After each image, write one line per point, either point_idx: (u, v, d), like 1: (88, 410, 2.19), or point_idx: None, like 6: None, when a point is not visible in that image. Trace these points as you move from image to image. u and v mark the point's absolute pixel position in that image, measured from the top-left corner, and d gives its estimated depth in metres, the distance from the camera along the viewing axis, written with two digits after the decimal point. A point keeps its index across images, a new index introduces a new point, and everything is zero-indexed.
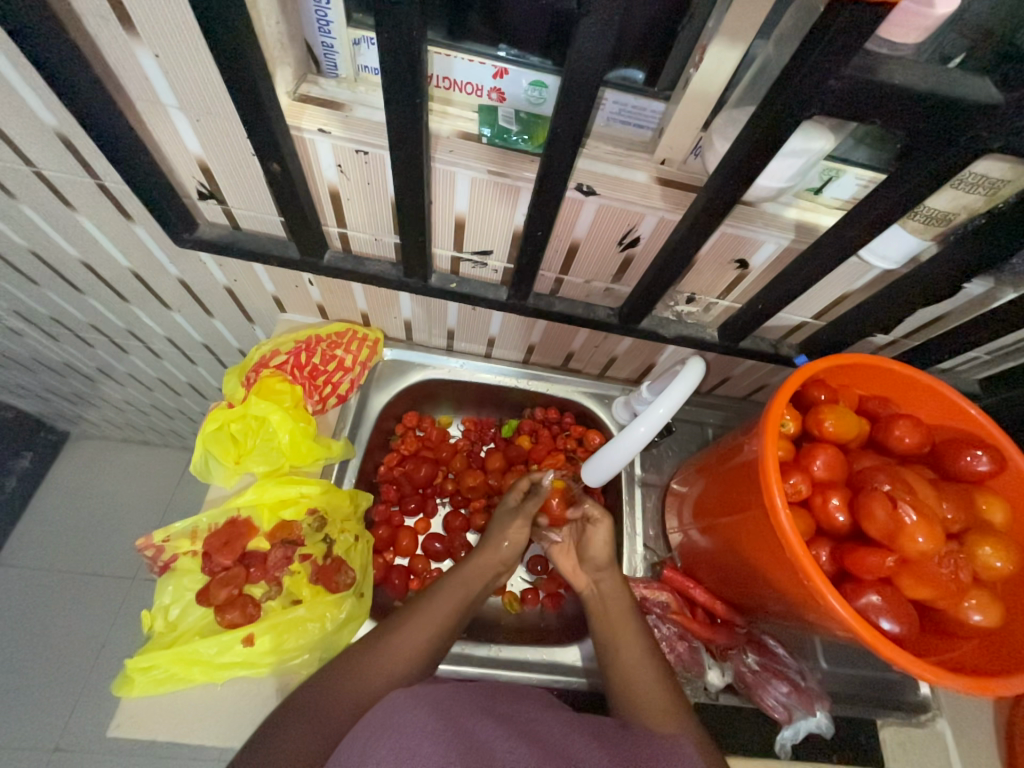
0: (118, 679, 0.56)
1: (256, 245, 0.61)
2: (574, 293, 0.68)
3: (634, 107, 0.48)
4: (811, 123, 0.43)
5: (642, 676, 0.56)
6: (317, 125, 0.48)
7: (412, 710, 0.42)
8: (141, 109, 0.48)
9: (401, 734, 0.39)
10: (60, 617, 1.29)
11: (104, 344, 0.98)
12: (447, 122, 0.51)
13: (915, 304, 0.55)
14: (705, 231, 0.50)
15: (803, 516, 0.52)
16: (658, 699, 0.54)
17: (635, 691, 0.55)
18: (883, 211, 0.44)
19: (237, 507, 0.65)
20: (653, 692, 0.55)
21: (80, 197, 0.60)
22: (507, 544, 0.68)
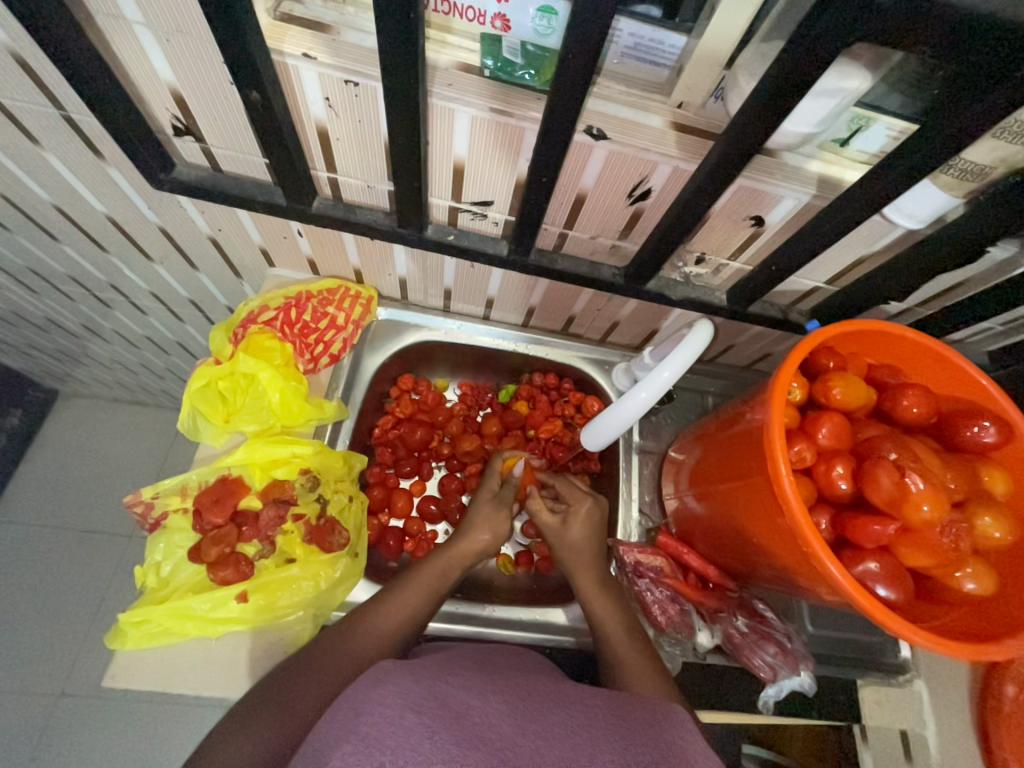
0: (112, 632, 0.56)
1: (239, 190, 0.57)
2: (578, 250, 0.65)
3: (650, 41, 0.43)
4: (846, 58, 0.39)
5: (627, 653, 0.58)
6: (301, 49, 0.43)
7: (404, 669, 0.42)
8: (104, 26, 0.43)
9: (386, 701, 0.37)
10: (61, 571, 1.31)
11: (87, 298, 0.94)
12: (445, 53, 0.46)
13: (936, 268, 0.52)
14: (721, 182, 0.46)
15: (805, 484, 0.51)
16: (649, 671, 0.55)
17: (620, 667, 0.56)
18: (915, 163, 0.41)
19: (227, 465, 0.64)
20: (641, 666, 0.56)
21: (45, 131, 0.55)
22: (488, 534, 0.68)
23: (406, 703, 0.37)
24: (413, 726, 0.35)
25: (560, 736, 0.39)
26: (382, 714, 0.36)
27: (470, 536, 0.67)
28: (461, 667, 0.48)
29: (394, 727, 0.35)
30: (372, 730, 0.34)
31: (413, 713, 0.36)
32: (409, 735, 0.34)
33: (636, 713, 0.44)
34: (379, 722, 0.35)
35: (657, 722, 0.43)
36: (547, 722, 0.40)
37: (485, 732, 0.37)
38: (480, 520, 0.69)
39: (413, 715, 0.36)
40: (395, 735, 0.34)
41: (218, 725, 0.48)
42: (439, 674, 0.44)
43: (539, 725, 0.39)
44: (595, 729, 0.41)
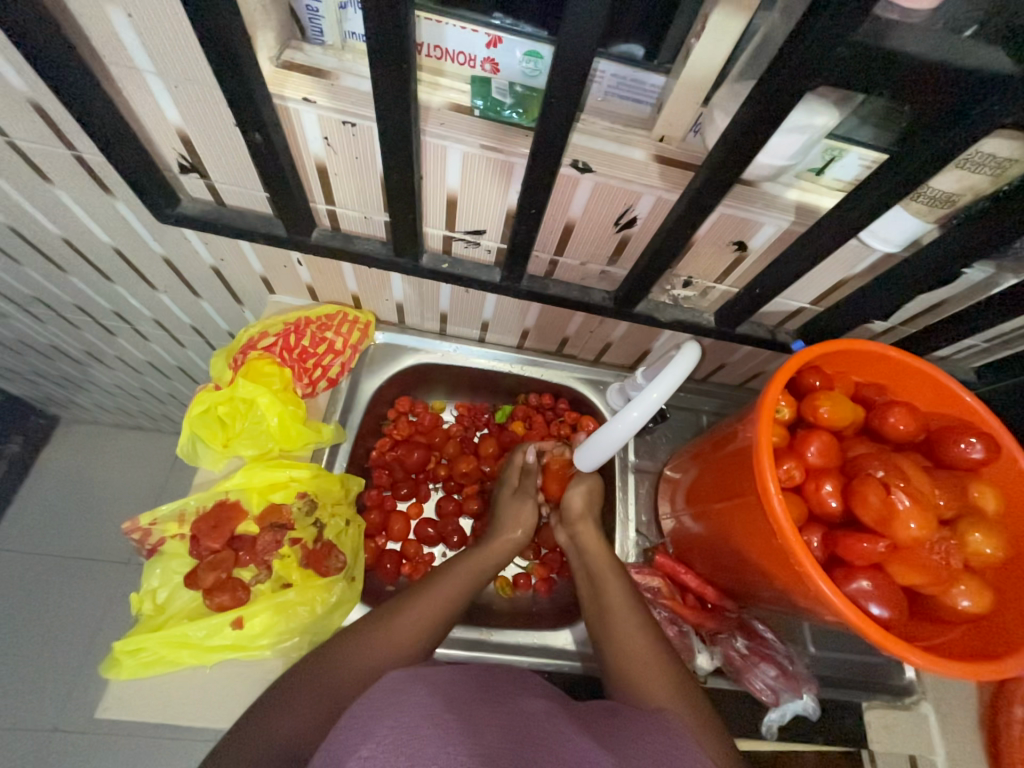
0: (106, 661, 0.56)
1: (242, 222, 0.59)
2: (569, 275, 0.67)
3: (632, 81, 0.46)
4: (814, 97, 0.41)
5: (637, 657, 0.55)
6: (301, 94, 0.46)
7: (417, 679, 0.43)
8: (116, 76, 0.46)
9: (404, 713, 0.39)
10: (56, 600, 1.29)
11: (91, 326, 0.96)
12: (438, 94, 0.49)
13: (915, 289, 0.54)
14: (703, 211, 0.49)
15: (796, 503, 0.51)
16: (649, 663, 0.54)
17: (629, 674, 0.54)
18: (885, 192, 0.43)
19: (225, 490, 0.64)
20: (653, 674, 0.53)
21: (57, 170, 0.58)
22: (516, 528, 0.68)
23: (422, 714, 0.39)
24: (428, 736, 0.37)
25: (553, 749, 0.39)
26: (397, 725, 0.38)
27: (502, 539, 0.67)
28: (467, 674, 0.48)
29: (411, 735, 0.37)
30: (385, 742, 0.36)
31: (429, 726, 0.38)
32: (424, 746, 0.36)
33: (626, 731, 0.45)
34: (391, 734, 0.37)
35: (649, 735, 0.45)
36: (543, 739, 0.40)
37: (491, 744, 0.38)
38: (516, 521, 0.69)
39: (429, 728, 0.37)
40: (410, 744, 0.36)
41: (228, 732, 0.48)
42: (459, 683, 0.44)
43: (535, 744, 0.39)
44: (587, 743, 0.40)
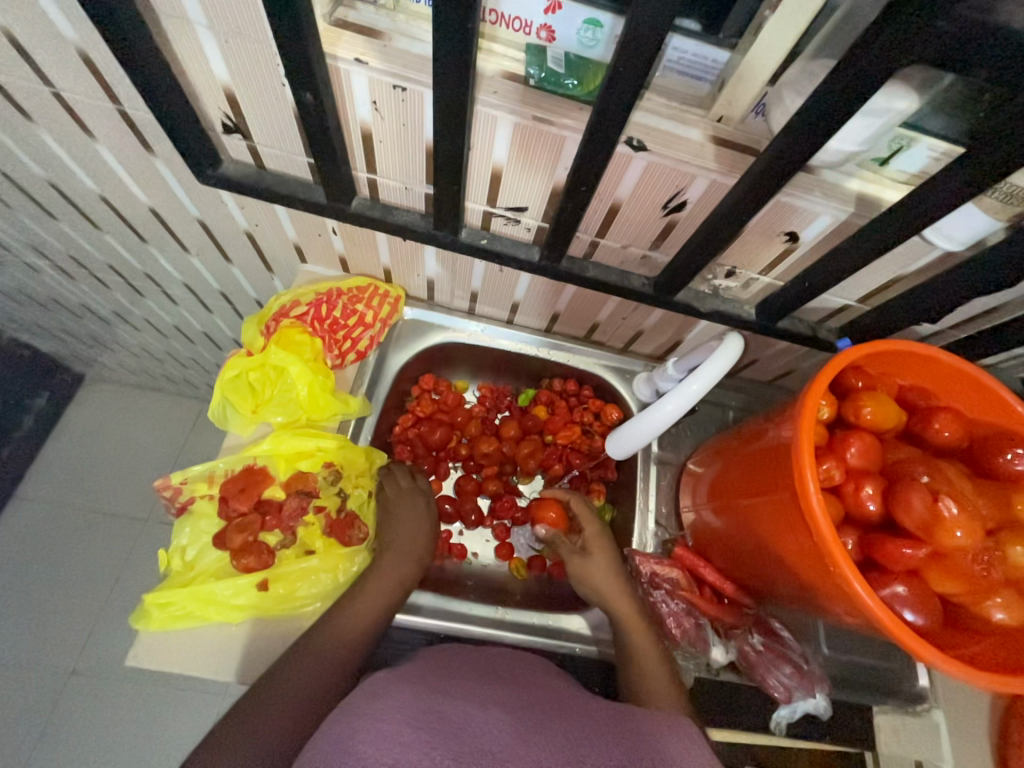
0: (136, 613, 0.57)
1: (280, 187, 0.59)
2: (608, 258, 0.65)
3: (695, 57, 0.44)
4: (895, 79, 0.39)
5: (657, 673, 0.58)
6: (353, 54, 0.44)
7: (400, 683, 0.45)
8: (168, 27, 0.45)
9: (383, 723, 0.38)
10: (78, 551, 1.34)
11: (121, 286, 0.96)
12: (491, 61, 0.47)
13: (974, 291, 0.51)
14: (759, 198, 0.47)
15: (834, 503, 0.50)
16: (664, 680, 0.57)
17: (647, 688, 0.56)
18: (963, 184, 0.41)
19: (254, 456, 0.65)
20: (663, 683, 0.56)
21: (101, 125, 0.57)
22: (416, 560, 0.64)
23: (401, 720, 0.39)
24: (412, 742, 0.37)
25: (563, 746, 0.40)
26: (378, 731, 0.38)
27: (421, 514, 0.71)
28: (465, 679, 0.49)
29: (393, 742, 0.37)
30: (367, 748, 0.36)
31: (410, 728, 0.38)
32: (407, 749, 0.36)
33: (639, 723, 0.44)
34: (375, 739, 0.37)
35: (664, 736, 0.43)
36: (549, 733, 0.41)
37: (487, 745, 0.38)
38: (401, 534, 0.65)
39: (410, 731, 0.38)
40: (393, 748, 0.36)
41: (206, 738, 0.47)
42: (440, 693, 0.45)
43: (546, 740, 0.40)
44: (602, 745, 0.41)
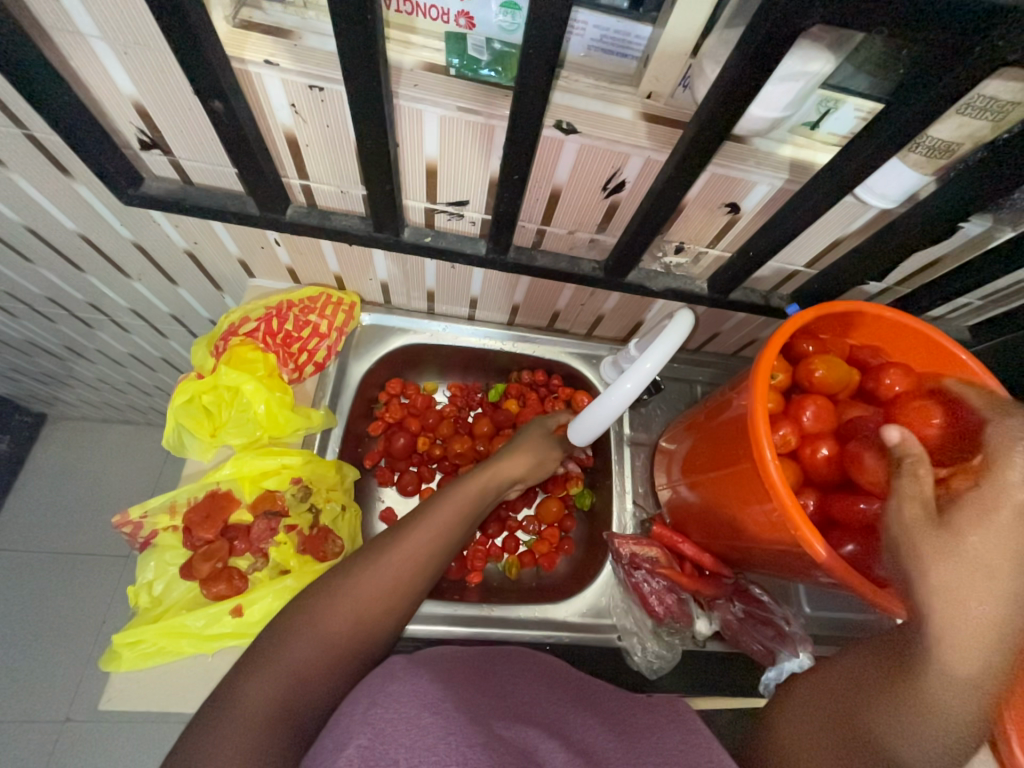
0: (106, 655, 0.56)
1: (211, 201, 0.56)
2: (557, 245, 0.65)
3: (616, 34, 0.43)
4: (809, 40, 0.39)
5: None
6: (262, 56, 0.42)
7: (419, 669, 0.43)
8: (59, 42, 0.42)
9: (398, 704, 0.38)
10: (60, 595, 1.29)
11: (67, 319, 0.92)
12: (409, 54, 0.46)
13: (911, 246, 0.52)
14: (693, 171, 0.46)
15: (791, 468, 0.52)
16: None
17: None
18: (886, 140, 0.41)
19: (215, 481, 0.63)
20: None
21: (10, 151, 0.54)
22: (533, 457, 0.69)
23: (421, 702, 0.39)
24: (430, 724, 0.37)
25: None
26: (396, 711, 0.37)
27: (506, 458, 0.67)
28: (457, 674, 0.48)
29: (410, 724, 0.37)
30: (387, 726, 0.36)
31: (429, 712, 0.38)
32: (424, 735, 0.36)
33: None
34: (394, 719, 0.37)
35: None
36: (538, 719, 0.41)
37: (474, 740, 0.37)
38: (528, 443, 0.70)
39: (429, 714, 0.38)
40: (409, 731, 0.36)
41: (215, 689, 0.43)
42: (460, 680, 0.44)
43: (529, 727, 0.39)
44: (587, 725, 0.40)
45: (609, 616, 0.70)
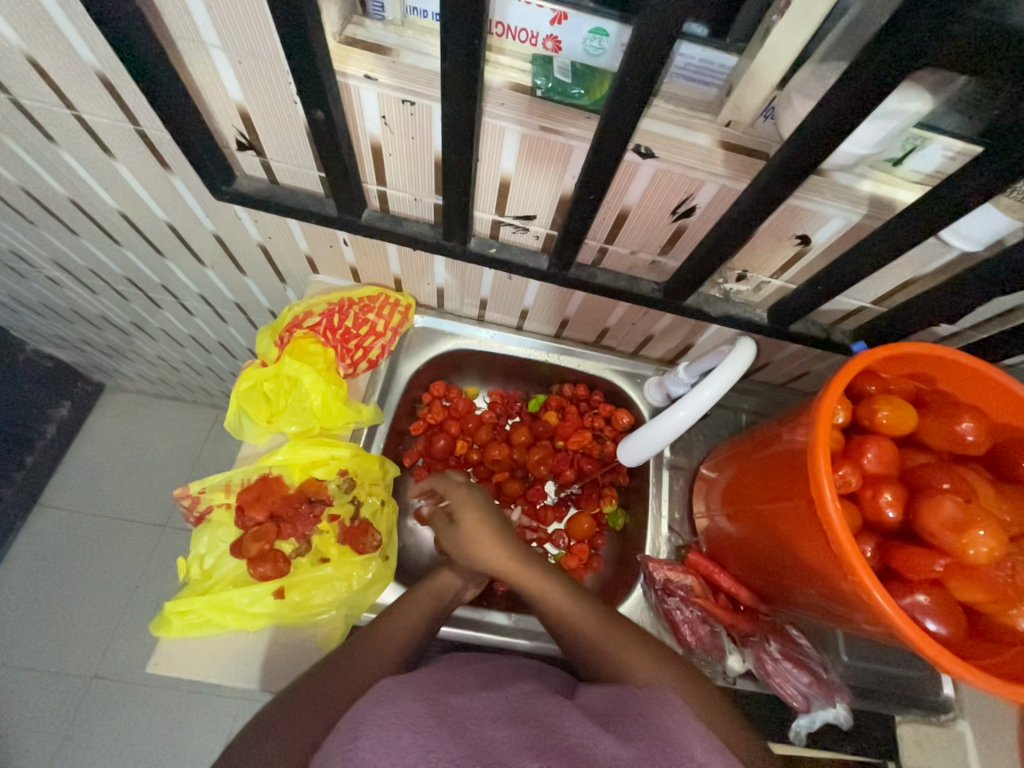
0: (156, 620, 0.58)
1: (293, 201, 0.60)
2: (617, 264, 0.65)
3: (703, 63, 0.44)
4: (908, 81, 0.39)
5: (636, 651, 0.54)
6: (363, 71, 0.45)
7: (405, 688, 0.44)
8: (183, 49, 0.46)
9: (380, 727, 0.39)
10: (101, 557, 1.37)
11: (140, 298, 0.99)
12: (498, 73, 0.47)
13: (992, 293, 0.50)
14: (770, 202, 0.46)
15: (851, 509, 0.49)
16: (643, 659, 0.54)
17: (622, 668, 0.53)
18: (982, 185, 0.40)
19: (269, 465, 0.66)
20: (648, 664, 0.53)
21: (120, 144, 0.59)
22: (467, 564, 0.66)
23: (403, 723, 0.40)
24: (409, 746, 0.38)
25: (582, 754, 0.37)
26: (377, 736, 0.38)
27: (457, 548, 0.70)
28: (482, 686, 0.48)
29: (390, 747, 0.38)
30: (367, 754, 0.37)
31: (407, 732, 0.39)
32: (402, 754, 0.37)
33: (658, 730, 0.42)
34: (373, 745, 0.38)
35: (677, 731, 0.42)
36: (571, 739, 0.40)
37: None
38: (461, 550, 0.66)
39: (409, 735, 0.38)
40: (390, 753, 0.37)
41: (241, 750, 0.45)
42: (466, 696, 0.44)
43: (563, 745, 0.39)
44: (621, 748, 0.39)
45: None
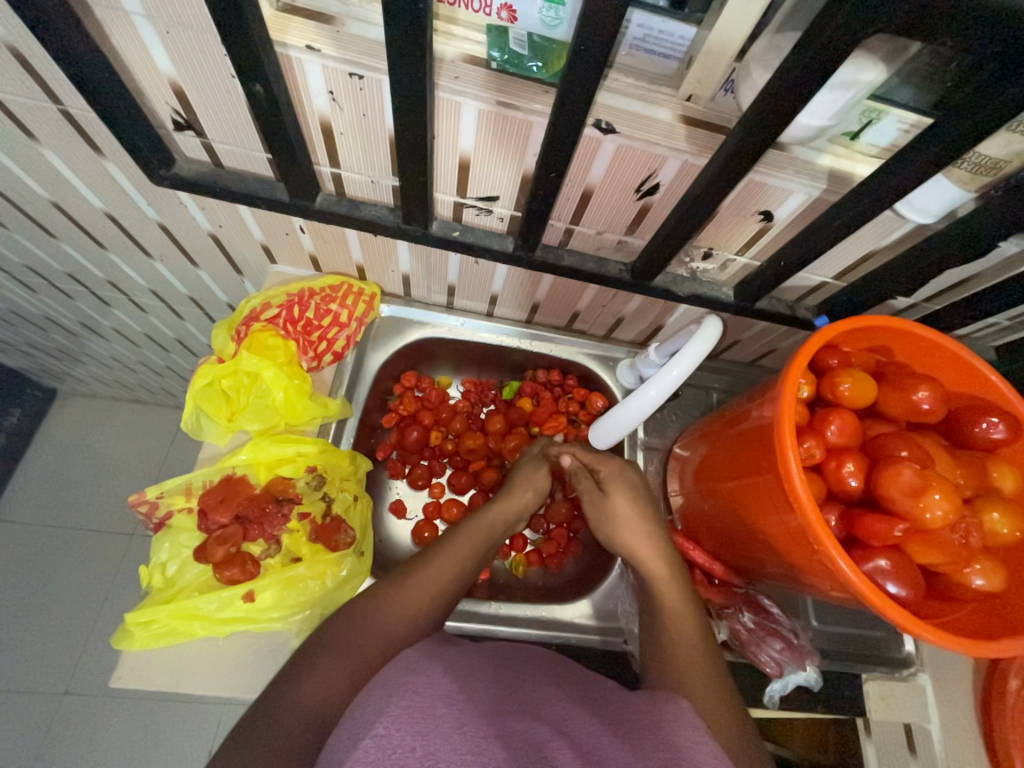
0: (118, 633, 0.56)
1: (241, 185, 0.56)
2: (584, 245, 0.64)
3: (659, 34, 0.42)
4: (862, 50, 0.38)
5: (692, 634, 0.53)
6: (304, 41, 0.42)
7: (434, 660, 0.40)
8: (102, 18, 0.42)
9: (415, 693, 0.35)
10: (65, 570, 1.31)
11: (85, 296, 0.92)
12: (451, 45, 0.45)
13: (945, 264, 0.52)
14: (732, 177, 0.46)
15: (815, 481, 0.50)
16: (693, 643, 0.52)
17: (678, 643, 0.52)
18: (934, 155, 0.40)
19: (231, 465, 0.63)
20: (698, 647, 0.52)
21: (44, 127, 0.54)
22: (529, 494, 0.68)
23: (435, 693, 0.36)
24: (444, 714, 0.34)
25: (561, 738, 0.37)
26: (410, 702, 0.35)
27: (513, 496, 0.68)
28: None
29: (425, 713, 0.34)
30: (399, 719, 0.33)
31: (444, 703, 0.35)
32: (437, 725, 0.33)
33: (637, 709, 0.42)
34: (406, 709, 0.34)
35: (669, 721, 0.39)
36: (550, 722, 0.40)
37: None
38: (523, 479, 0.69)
39: (444, 705, 0.35)
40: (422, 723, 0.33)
41: (261, 697, 0.45)
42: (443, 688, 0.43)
43: None
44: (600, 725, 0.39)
45: (619, 620, 0.70)
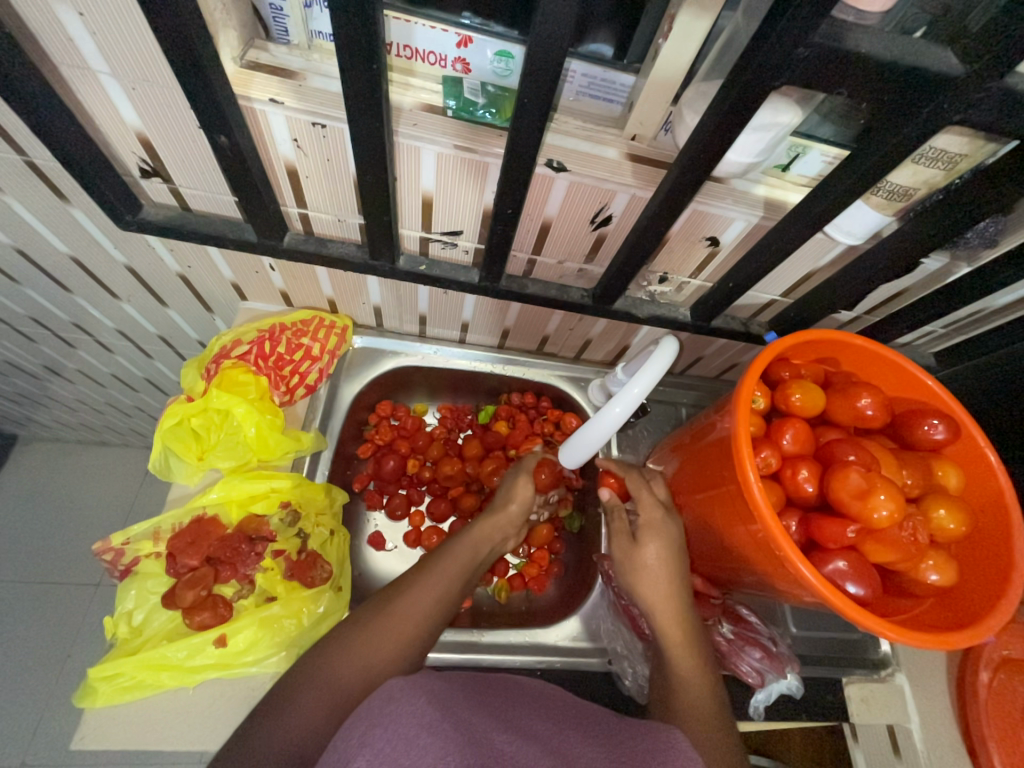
0: (80, 690, 0.53)
1: (209, 227, 0.58)
2: (546, 274, 0.68)
3: (603, 81, 0.47)
4: (777, 96, 0.43)
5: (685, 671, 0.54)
6: (267, 95, 0.44)
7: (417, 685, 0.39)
8: (68, 76, 0.43)
9: (398, 724, 0.33)
10: (21, 629, 1.22)
11: (49, 340, 0.91)
12: (409, 95, 0.48)
13: (877, 279, 0.56)
14: (676, 208, 0.49)
15: (774, 489, 0.53)
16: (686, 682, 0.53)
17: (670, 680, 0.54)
18: (851, 185, 0.44)
19: (202, 505, 0.63)
20: (696, 686, 0.53)
21: (7, 176, 0.55)
22: (514, 505, 0.66)
23: (421, 722, 0.34)
24: (427, 748, 0.32)
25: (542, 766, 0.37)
26: (393, 733, 0.33)
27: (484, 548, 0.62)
28: None
29: (408, 745, 0.32)
30: (383, 748, 0.32)
31: (428, 733, 0.33)
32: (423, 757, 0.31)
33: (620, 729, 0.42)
34: (390, 740, 0.32)
35: (638, 736, 0.41)
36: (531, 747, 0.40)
37: None
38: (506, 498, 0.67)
39: (428, 735, 0.33)
40: (408, 754, 0.32)
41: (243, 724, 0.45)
42: None
43: None
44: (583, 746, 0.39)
45: (601, 641, 0.70)
